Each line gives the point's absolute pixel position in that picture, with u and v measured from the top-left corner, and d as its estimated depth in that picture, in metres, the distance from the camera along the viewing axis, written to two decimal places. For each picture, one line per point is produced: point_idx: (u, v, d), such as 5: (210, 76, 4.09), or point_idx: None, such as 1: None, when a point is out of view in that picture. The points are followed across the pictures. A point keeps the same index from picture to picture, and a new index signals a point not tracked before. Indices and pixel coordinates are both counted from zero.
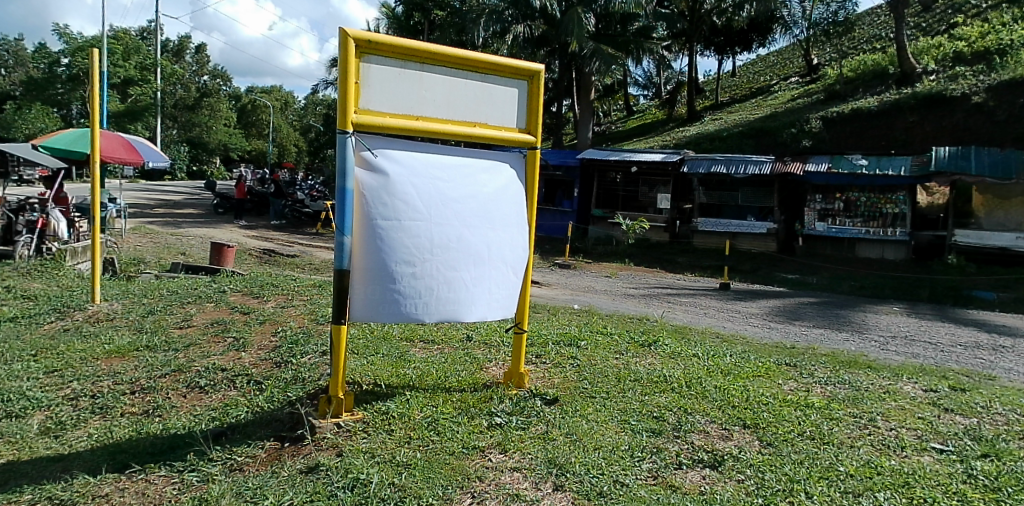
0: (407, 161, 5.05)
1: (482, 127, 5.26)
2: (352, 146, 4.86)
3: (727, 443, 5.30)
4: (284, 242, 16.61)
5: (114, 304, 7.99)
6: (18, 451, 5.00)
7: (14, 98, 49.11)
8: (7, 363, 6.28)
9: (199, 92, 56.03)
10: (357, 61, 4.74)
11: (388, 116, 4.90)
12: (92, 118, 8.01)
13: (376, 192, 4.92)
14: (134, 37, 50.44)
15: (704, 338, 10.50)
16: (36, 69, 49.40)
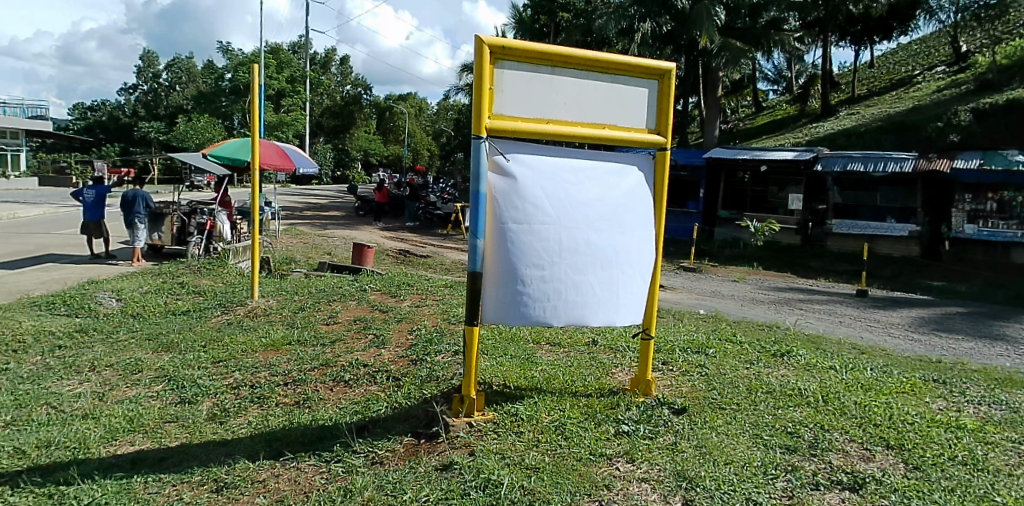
0: (539, 166, 5.06)
1: (611, 128, 5.15)
2: (486, 152, 4.93)
3: (869, 465, 4.90)
4: (417, 243, 17.31)
5: (269, 300, 8.61)
6: (189, 435, 5.47)
7: (187, 111, 54.56)
8: (181, 353, 6.84)
9: (343, 102, 59.82)
10: (492, 68, 4.79)
11: (520, 120, 4.91)
12: (252, 128, 8.65)
13: (508, 196, 4.96)
14: (286, 51, 54.55)
15: (840, 349, 9.83)
16: (206, 85, 54.63)
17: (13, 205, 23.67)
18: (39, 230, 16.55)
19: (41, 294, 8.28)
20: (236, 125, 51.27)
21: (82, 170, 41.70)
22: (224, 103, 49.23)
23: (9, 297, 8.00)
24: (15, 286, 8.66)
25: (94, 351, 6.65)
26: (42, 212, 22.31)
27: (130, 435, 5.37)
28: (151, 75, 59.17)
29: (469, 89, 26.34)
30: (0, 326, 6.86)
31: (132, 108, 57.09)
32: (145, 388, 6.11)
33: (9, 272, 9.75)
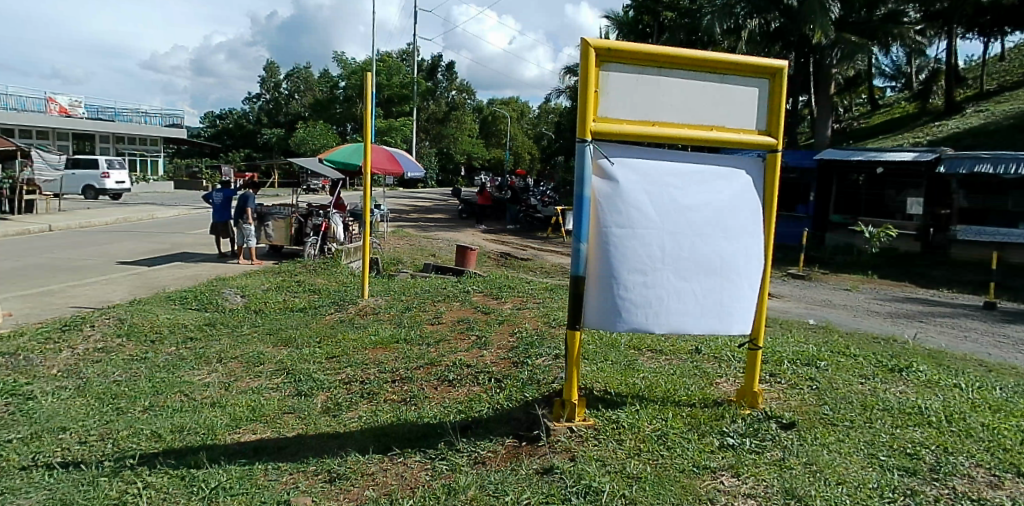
0: (643, 169, 4.87)
1: (719, 130, 4.84)
2: (590, 155, 4.77)
3: (999, 493, 4.48)
4: (518, 245, 17.47)
5: (379, 299, 8.93)
6: (305, 427, 5.73)
7: (304, 118, 57.77)
8: (298, 348, 7.20)
9: (448, 107, 61.36)
10: (598, 71, 4.62)
11: (625, 123, 4.71)
12: (366, 133, 8.99)
13: (611, 199, 4.79)
14: (395, 58, 56.60)
15: (968, 366, 9.07)
16: (321, 92, 57.63)
17: (152, 207, 25.79)
18: (174, 230, 17.92)
19: (176, 289, 8.94)
20: (348, 131, 53.78)
21: (211, 174, 44.87)
22: (339, 110, 51.83)
23: (149, 291, 8.67)
24: (154, 282, 9.39)
25: (222, 343, 7.10)
26: (178, 213, 24.27)
27: (252, 424, 5.68)
28: (273, 84, 61.62)
29: (569, 92, 26.36)
30: (142, 317, 7.44)
31: (256, 116, 60.42)
32: (266, 380, 6.45)
33: (148, 268, 10.58)
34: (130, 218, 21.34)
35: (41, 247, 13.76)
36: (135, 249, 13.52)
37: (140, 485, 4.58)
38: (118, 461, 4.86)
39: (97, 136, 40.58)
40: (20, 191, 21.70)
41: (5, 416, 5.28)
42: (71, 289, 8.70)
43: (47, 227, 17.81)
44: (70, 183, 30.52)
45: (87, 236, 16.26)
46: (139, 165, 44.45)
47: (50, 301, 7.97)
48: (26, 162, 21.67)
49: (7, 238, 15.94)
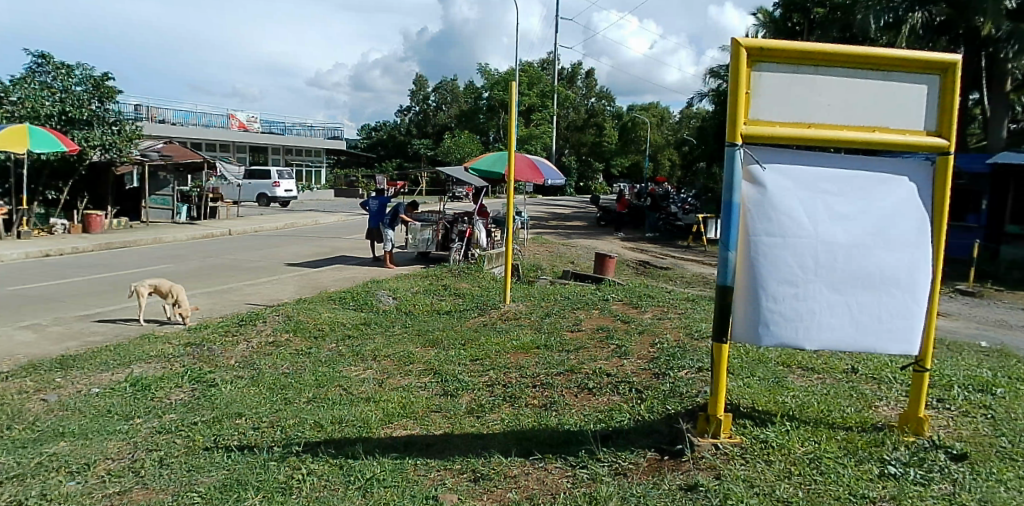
0: (797, 174, 4.43)
1: (885, 133, 4.33)
2: (741, 160, 4.40)
3: None
4: (657, 254, 17.13)
5: (520, 305, 9.09)
6: (451, 425, 5.91)
7: (450, 130, 60.16)
8: (444, 349, 7.47)
9: (587, 115, 61.44)
10: (750, 72, 4.27)
11: (780, 127, 4.32)
12: (509, 141, 9.26)
13: (761, 206, 4.40)
14: (536, 68, 57.45)
15: None
16: (466, 104, 59.81)
17: (315, 214, 27.84)
18: (334, 236, 19.22)
19: (336, 290, 9.58)
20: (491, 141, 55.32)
21: (367, 184, 47.51)
22: (483, 120, 53.53)
23: (313, 291, 9.34)
24: (317, 283, 10.11)
25: (376, 341, 7.52)
26: (337, 219, 26.08)
27: (403, 420, 5.94)
28: (422, 97, 63.09)
29: (711, 96, 25.53)
30: (306, 315, 8.03)
31: (406, 127, 61.86)
32: (415, 378, 6.74)
33: (310, 270, 11.42)
34: (296, 224, 23.15)
35: (223, 249, 15.26)
36: (300, 253, 14.65)
37: (304, 472, 4.91)
38: (285, 448, 5.25)
39: (269, 148, 44.41)
40: (206, 198, 24.14)
41: (192, 400, 5.80)
42: (248, 287, 9.56)
43: (228, 231, 19.80)
44: (247, 192, 33.59)
45: (260, 240, 17.82)
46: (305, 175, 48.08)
47: (230, 298, 8.82)
48: (210, 173, 24.10)
49: (195, 241, 17.92)
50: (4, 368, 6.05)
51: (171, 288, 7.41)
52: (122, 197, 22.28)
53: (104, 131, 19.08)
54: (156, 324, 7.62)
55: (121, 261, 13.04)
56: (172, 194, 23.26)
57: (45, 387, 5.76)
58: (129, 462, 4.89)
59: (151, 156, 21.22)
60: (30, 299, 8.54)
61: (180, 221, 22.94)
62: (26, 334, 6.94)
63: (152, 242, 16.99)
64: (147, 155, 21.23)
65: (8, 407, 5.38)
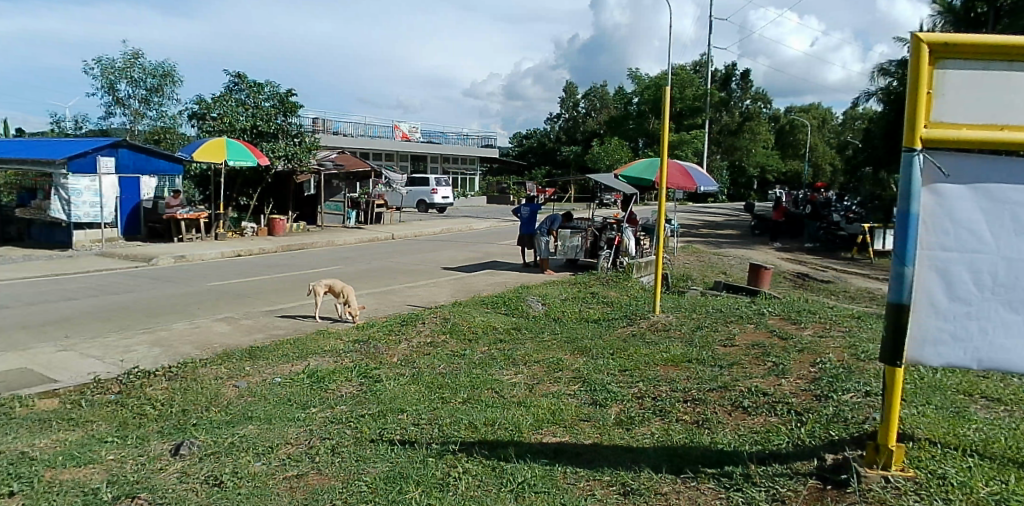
0: (993, 176, 3.50)
1: None
2: (921, 165, 3.57)
3: None
4: (818, 266, 16.09)
5: (670, 316, 8.90)
6: (601, 436, 5.81)
7: (599, 135, 59.97)
8: (594, 357, 7.46)
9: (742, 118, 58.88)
10: (933, 71, 3.50)
11: (973, 132, 3.49)
12: (662, 148, 9.11)
13: (939, 218, 3.58)
14: (688, 70, 55.85)
15: None
16: (616, 110, 59.43)
17: (468, 220, 28.80)
18: (485, 241, 19.79)
19: (488, 294, 9.89)
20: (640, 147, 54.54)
21: (518, 191, 47.83)
22: (632, 126, 53.05)
23: (467, 295, 9.71)
24: (472, 287, 10.48)
25: (526, 346, 7.67)
26: (490, 225, 26.90)
27: (553, 427, 5.95)
28: (572, 103, 62.14)
29: (879, 95, 23.58)
30: (461, 318, 8.35)
31: (556, 134, 61.34)
32: (565, 386, 6.77)
33: (465, 274, 11.85)
34: (452, 229, 24.13)
35: (385, 252, 16.21)
36: (455, 257, 15.26)
37: (460, 470, 5.06)
38: (443, 445, 5.46)
39: (429, 157, 46.34)
40: (372, 206, 25.59)
41: (360, 394, 6.20)
42: (408, 289, 10.11)
43: (390, 235, 21.06)
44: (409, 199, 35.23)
45: (417, 244, 18.74)
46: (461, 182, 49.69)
47: (393, 299, 9.38)
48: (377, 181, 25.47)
49: (362, 243, 19.23)
50: (205, 355, 6.81)
51: (343, 289, 7.97)
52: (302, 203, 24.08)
53: (288, 143, 20.93)
54: (330, 321, 8.24)
55: (296, 262, 14.26)
56: (344, 201, 24.91)
57: (237, 374, 6.40)
58: (306, 448, 5.30)
59: (327, 165, 22.86)
60: (228, 295, 9.54)
61: (350, 225, 24.49)
62: (223, 325, 7.78)
63: (326, 244, 18.45)
64: (323, 164, 22.81)
65: (207, 389, 6.04)
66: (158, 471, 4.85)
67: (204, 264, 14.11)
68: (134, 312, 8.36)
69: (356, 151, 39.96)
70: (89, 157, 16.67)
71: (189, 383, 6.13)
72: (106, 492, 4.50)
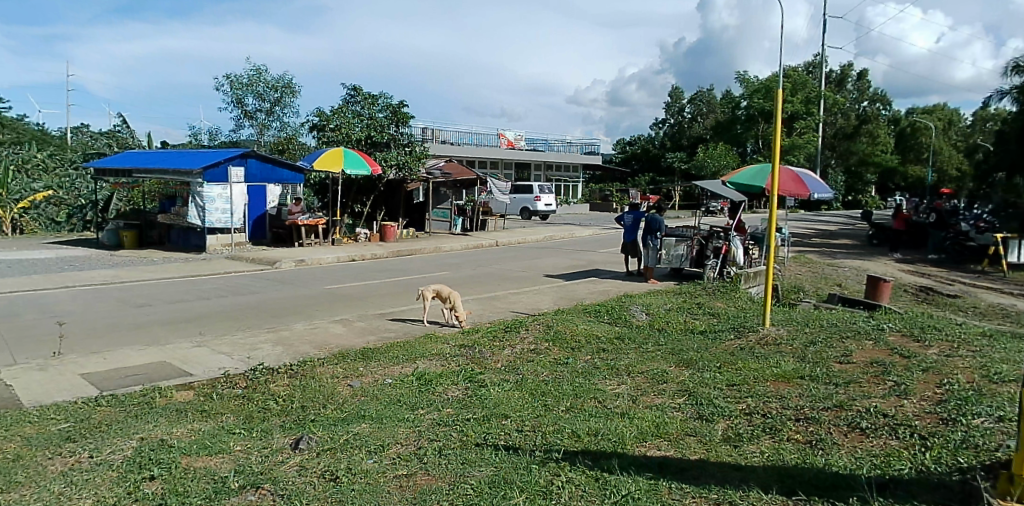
0: None
1: None
2: None
3: None
4: (945, 279, 14.99)
5: (781, 329, 8.55)
6: (707, 452, 5.58)
7: (704, 140, 58.20)
8: (700, 370, 7.28)
9: (858, 120, 55.66)
10: None
11: None
12: (773, 153, 8.77)
13: None
14: (799, 72, 53.41)
15: None
16: (722, 114, 57.56)
17: (570, 227, 28.74)
18: (588, 249, 19.70)
19: (591, 302, 9.87)
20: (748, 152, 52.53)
21: (621, 198, 47.01)
22: (740, 129, 51.35)
23: (570, 302, 9.73)
24: (574, 294, 10.48)
25: (629, 357, 7.57)
26: (592, 232, 26.75)
27: (657, 440, 5.79)
28: (677, 108, 60.50)
29: (1015, 94, 21.73)
30: (564, 326, 8.37)
31: (660, 141, 59.18)
32: (669, 398, 6.63)
33: (567, 282, 11.87)
34: (555, 236, 24.20)
35: (488, 259, 16.49)
36: (557, 264, 15.31)
37: (564, 479, 5.01)
38: (546, 453, 5.44)
39: (533, 164, 46.58)
40: (477, 212, 25.55)
41: (465, 398, 6.30)
42: (512, 296, 10.24)
43: (495, 242, 21.39)
44: (513, 206, 35.66)
45: (520, 251, 18.94)
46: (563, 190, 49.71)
47: (498, 305, 9.53)
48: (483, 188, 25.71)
49: (467, 250, 19.63)
50: (322, 355, 7.17)
51: (449, 294, 8.18)
52: (412, 210, 24.66)
53: (399, 152, 21.57)
54: (437, 325, 8.47)
55: (405, 267, 14.78)
56: (450, 208, 25.06)
57: (351, 374, 6.69)
58: (414, 449, 5.44)
59: (436, 174, 23.44)
60: (343, 298, 9.99)
61: (456, 231, 24.88)
62: (338, 326, 8.16)
63: (434, 250, 18.99)
64: (432, 173, 23.36)
65: (324, 388, 6.34)
66: (278, 464, 5.13)
67: (321, 268, 14.84)
68: (260, 312, 8.93)
69: (463, 159, 40.80)
70: (224, 166, 17.85)
71: (308, 381, 6.46)
72: (234, 480, 4.81)
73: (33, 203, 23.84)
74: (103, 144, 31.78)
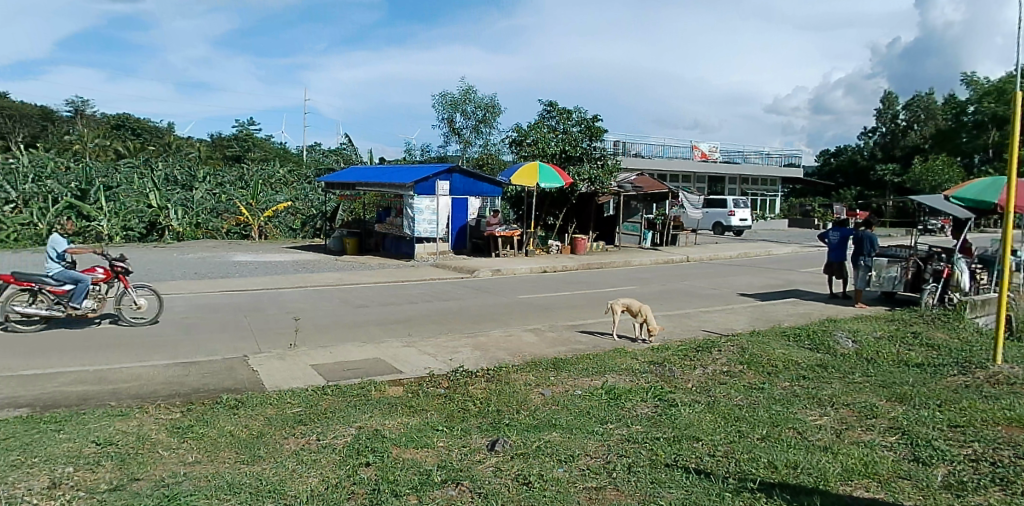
0: None
1: None
2: None
3: None
4: None
5: (1016, 368, 7.49)
6: (925, 499, 4.93)
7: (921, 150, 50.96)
8: (916, 408, 6.60)
9: None
10: None
11: None
12: (1009, 164, 7.69)
13: None
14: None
15: None
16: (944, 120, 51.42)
17: (766, 244, 27.15)
18: (786, 268, 18.55)
19: (790, 325, 9.35)
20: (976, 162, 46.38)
21: (822, 213, 43.78)
22: (966, 139, 45.62)
23: (767, 324, 9.28)
24: (771, 316, 9.98)
25: (833, 387, 7.07)
26: (790, 250, 25.17)
27: (865, 480, 5.24)
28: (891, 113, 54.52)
29: None
30: (761, 349, 8.00)
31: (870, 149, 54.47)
32: (879, 436, 6.06)
33: (762, 302, 11.34)
34: (750, 253, 23.09)
35: (679, 275, 16.16)
36: (752, 283, 14.65)
37: None
38: (740, 481, 5.14)
39: (727, 178, 45.11)
40: (669, 226, 24.84)
41: (655, 416, 6.22)
42: (704, 314, 9.98)
43: (685, 257, 20.90)
44: (706, 220, 34.62)
45: (714, 268, 18.34)
46: (760, 204, 47.31)
47: (688, 323, 9.34)
48: (675, 202, 25.01)
49: (657, 266, 19.35)
50: (517, 362, 7.48)
51: (640, 308, 8.16)
52: (602, 223, 24.37)
53: (591, 166, 21.82)
54: (627, 340, 8.48)
55: (593, 280, 14.95)
56: (641, 222, 24.98)
57: (543, 383, 6.91)
58: (603, 462, 5.43)
59: (626, 187, 23.01)
60: (536, 308, 10.33)
61: (645, 246, 24.64)
62: (531, 335, 8.45)
63: (624, 264, 18.98)
64: (624, 186, 23.02)
65: (517, 394, 6.61)
66: (476, 463, 5.39)
67: (515, 278, 15.44)
68: (461, 318, 9.51)
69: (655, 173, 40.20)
70: (432, 181, 19.22)
71: (503, 386, 6.78)
72: (437, 475, 5.15)
73: (274, 212, 27.33)
74: (331, 160, 35.75)
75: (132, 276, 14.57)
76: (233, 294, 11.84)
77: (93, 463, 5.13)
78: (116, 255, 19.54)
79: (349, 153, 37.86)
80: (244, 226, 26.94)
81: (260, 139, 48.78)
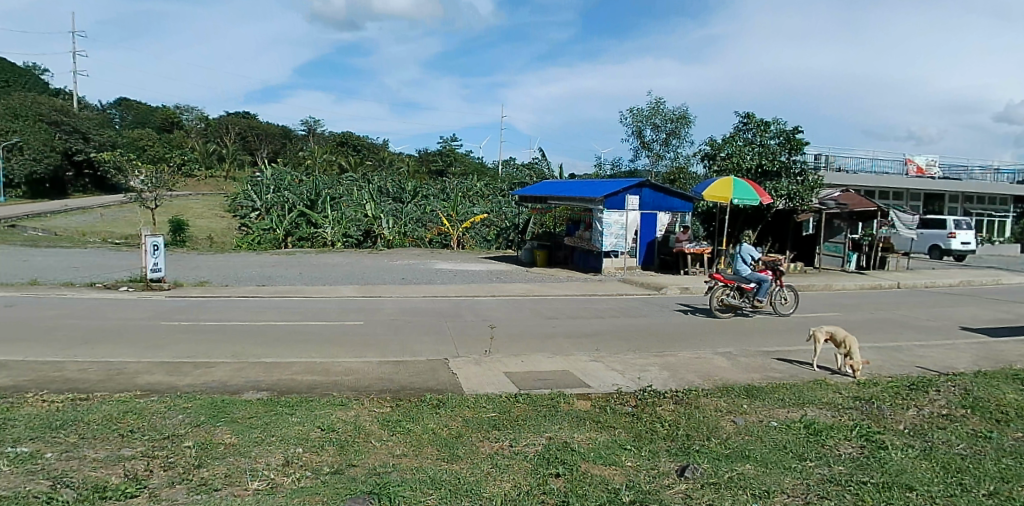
0: None
1: None
2: None
3: None
4: None
5: None
6: None
7: None
8: None
9: None
10: None
11: None
12: None
13: None
14: None
15: None
16: None
17: (997, 272, 23.75)
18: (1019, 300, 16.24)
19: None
20: None
21: None
22: None
23: (998, 366, 8.23)
24: (1002, 356, 8.84)
25: None
26: None
27: None
28: None
29: None
30: (988, 394, 7.15)
31: None
32: None
33: (991, 339, 10.07)
34: (976, 282, 20.46)
35: (888, 303, 14.72)
36: (978, 316, 13.03)
37: None
38: None
39: (947, 195, 40.26)
40: (878, 248, 22.63)
41: (860, 458, 5.78)
42: (920, 349, 9.06)
43: (896, 283, 19.07)
44: (920, 243, 31.08)
45: (932, 297, 16.59)
46: (988, 225, 41.54)
47: (899, 358, 8.57)
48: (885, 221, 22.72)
49: (861, 291, 17.87)
50: (707, 386, 7.34)
51: (846, 339, 7.74)
52: (800, 243, 23.22)
53: (790, 182, 20.65)
54: (827, 371, 8.01)
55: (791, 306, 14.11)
56: (845, 242, 22.68)
57: (735, 410, 6.72)
58: (802, 502, 5.03)
59: (829, 203, 21.66)
60: (727, 330, 10.02)
61: (849, 268, 22.50)
62: (723, 360, 8.21)
63: (825, 289, 17.78)
64: (827, 203, 21.64)
65: (708, 420, 6.48)
66: (664, 487, 5.26)
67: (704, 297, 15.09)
68: (649, 336, 9.47)
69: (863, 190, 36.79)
70: (621, 195, 19.38)
71: (692, 410, 6.69)
72: (625, 495, 5.09)
73: (472, 223, 28.12)
74: (522, 174, 37.21)
75: (349, 278, 16.34)
76: (436, 300, 12.81)
77: (317, 447, 5.78)
78: (336, 259, 21.88)
79: (541, 168, 38.73)
80: (445, 236, 28.23)
81: (461, 153, 51.47)
